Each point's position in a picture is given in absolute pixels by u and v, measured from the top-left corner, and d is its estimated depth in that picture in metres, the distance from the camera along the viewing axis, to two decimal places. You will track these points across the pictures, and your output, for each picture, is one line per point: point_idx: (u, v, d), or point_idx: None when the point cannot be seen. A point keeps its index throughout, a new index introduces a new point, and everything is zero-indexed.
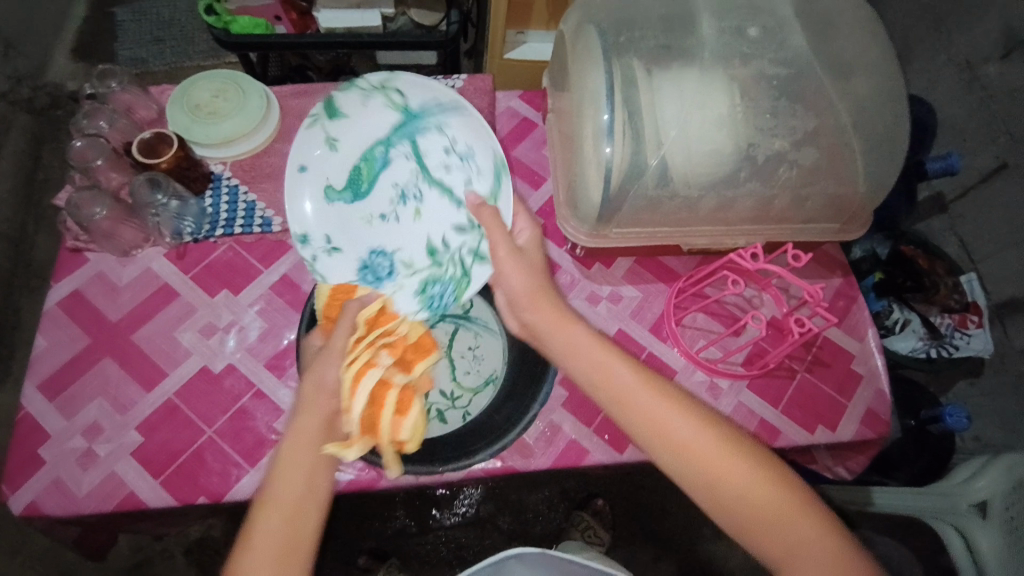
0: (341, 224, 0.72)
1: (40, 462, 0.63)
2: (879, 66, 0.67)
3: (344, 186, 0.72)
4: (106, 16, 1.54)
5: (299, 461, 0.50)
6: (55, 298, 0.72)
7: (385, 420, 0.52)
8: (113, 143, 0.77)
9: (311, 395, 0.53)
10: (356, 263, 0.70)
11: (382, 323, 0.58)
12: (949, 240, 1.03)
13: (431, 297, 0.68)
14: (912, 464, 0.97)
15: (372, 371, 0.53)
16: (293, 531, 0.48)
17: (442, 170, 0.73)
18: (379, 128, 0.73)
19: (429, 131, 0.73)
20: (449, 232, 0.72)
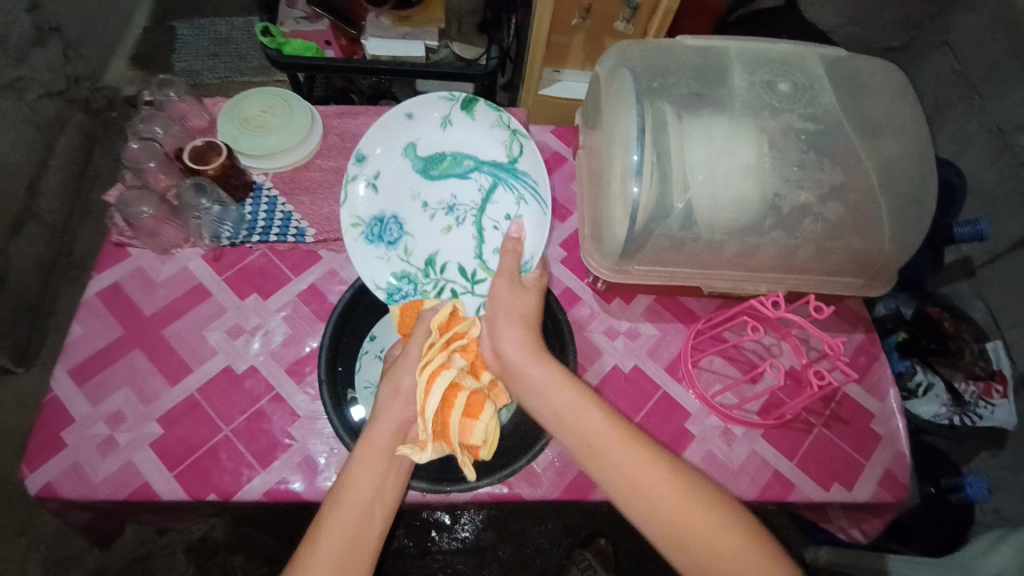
0: (391, 180, 0.77)
1: (62, 446, 0.65)
2: (909, 127, 0.68)
3: (420, 157, 0.78)
4: (168, 30, 1.64)
5: (373, 462, 0.53)
6: (95, 289, 0.75)
7: (454, 421, 0.55)
8: (167, 148, 0.82)
9: (388, 399, 0.57)
10: (375, 212, 0.76)
11: (454, 326, 0.61)
12: (975, 304, 1.01)
13: (397, 290, 0.72)
14: (930, 536, 0.94)
15: (445, 373, 0.56)
16: (360, 529, 0.50)
17: (489, 224, 0.77)
18: (482, 146, 0.79)
19: (507, 190, 0.77)
20: (453, 267, 0.75)
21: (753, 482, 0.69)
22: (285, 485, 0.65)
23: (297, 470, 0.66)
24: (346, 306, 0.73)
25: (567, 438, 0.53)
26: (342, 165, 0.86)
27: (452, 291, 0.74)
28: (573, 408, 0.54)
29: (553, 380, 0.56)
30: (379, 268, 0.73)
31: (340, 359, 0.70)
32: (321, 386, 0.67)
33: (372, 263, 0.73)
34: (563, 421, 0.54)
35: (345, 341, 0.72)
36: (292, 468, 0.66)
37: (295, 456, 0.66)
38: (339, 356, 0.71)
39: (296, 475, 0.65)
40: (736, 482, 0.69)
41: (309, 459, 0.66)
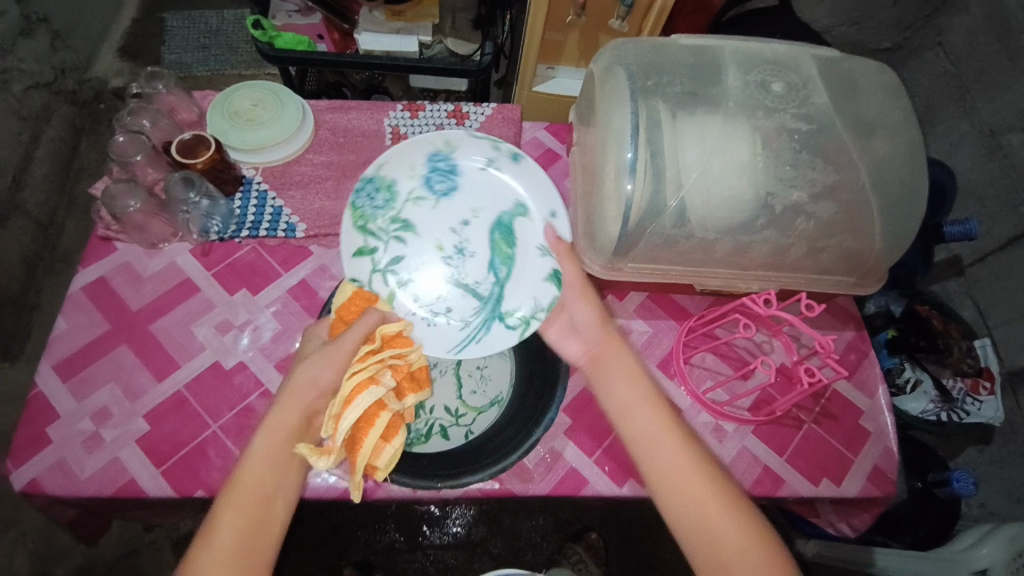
0: (487, 184, 0.77)
1: (47, 442, 0.64)
2: (902, 127, 0.68)
3: (507, 219, 0.75)
4: (157, 20, 1.61)
5: (273, 457, 0.51)
6: (80, 282, 0.74)
7: (368, 442, 0.53)
8: (155, 141, 0.81)
9: (301, 393, 0.54)
10: (462, 173, 0.77)
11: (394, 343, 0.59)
12: (964, 303, 1.02)
13: (375, 195, 0.74)
14: (916, 528, 0.96)
15: (372, 389, 0.53)
16: (258, 521, 0.49)
17: (442, 292, 0.72)
18: (521, 281, 0.72)
19: (471, 308, 0.71)
20: (396, 251, 0.73)
21: (742, 478, 0.69)
22: None
23: None
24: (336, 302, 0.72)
25: (624, 428, 0.58)
26: (334, 160, 0.85)
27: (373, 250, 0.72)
28: (641, 407, 0.58)
29: (628, 382, 0.60)
30: (399, 174, 0.76)
31: None
32: None
33: (405, 167, 0.76)
34: (627, 413, 0.58)
35: None
36: None
37: None
38: None
39: None
40: None
41: None
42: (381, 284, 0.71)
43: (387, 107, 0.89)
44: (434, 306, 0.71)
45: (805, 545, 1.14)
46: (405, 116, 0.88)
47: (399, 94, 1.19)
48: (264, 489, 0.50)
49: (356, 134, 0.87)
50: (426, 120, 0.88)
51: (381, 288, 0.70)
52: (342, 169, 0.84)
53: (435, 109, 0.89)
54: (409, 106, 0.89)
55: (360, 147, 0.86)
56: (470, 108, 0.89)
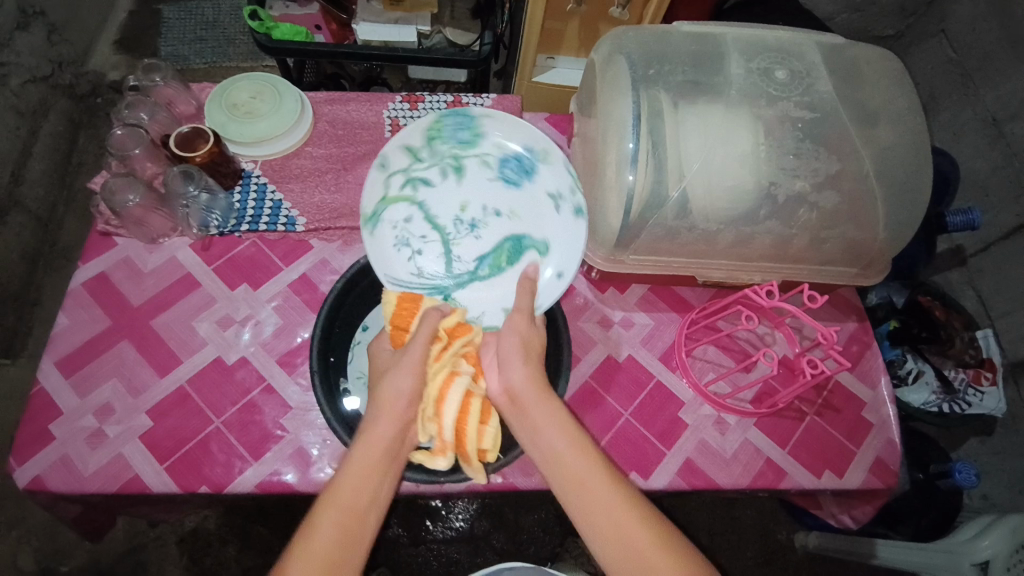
0: (539, 208, 0.72)
1: (50, 439, 0.64)
2: (905, 116, 0.68)
3: (527, 247, 0.70)
4: (154, 13, 1.60)
5: (371, 470, 0.49)
6: (81, 278, 0.74)
7: (472, 429, 0.53)
8: (153, 135, 0.80)
9: (390, 404, 0.52)
10: (532, 185, 0.73)
11: (461, 333, 0.59)
12: (966, 293, 1.02)
13: (456, 125, 0.76)
14: (918, 520, 0.96)
15: (458, 380, 0.54)
16: (355, 532, 0.47)
17: (426, 235, 0.71)
18: (484, 289, 0.69)
19: (427, 271, 0.69)
20: (433, 180, 0.73)
21: (744, 470, 0.69)
22: (278, 477, 0.64)
23: (289, 462, 0.65)
24: (337, 297, 0.72)
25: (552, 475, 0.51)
26: (333, 152, 0.84)
27: (416, 164, 0.74)
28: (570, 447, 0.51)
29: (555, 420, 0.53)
30: (492, 135, 0.76)
31: (331, 350, 0.70)
32: (313, 377, 0.66)
33: (501, 136, 0.75)
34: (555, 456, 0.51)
35: (337, 332, 0.71)
36: (285, 460, 0.65)
37: (287, 447, 0.66)
38: (330, 346, 0.70)
39: (289, 467, 0.65)
40: (728, 470, 0.69)
41: (302, 450, 0.66)
42: (394, 181, 0.73)
43: (386, 99, 0.88)
44: (410, 241, 0.70)
45: (806, 537, 1.14)
46: (405, 108, 0.88)
47: (399, 86, 1.19)
48: (363, 500, 0.48)
49: (355, 126, 0.86)
50: (427, 112, 0.87)
51: (397, 187, 0.72)
52: (342, 162, 0.84)
53: (435, 101, 0.88)
54: (408, 98, 0.88)
55: (360, 140, 0.86)
56: (470, 100, 0.89)
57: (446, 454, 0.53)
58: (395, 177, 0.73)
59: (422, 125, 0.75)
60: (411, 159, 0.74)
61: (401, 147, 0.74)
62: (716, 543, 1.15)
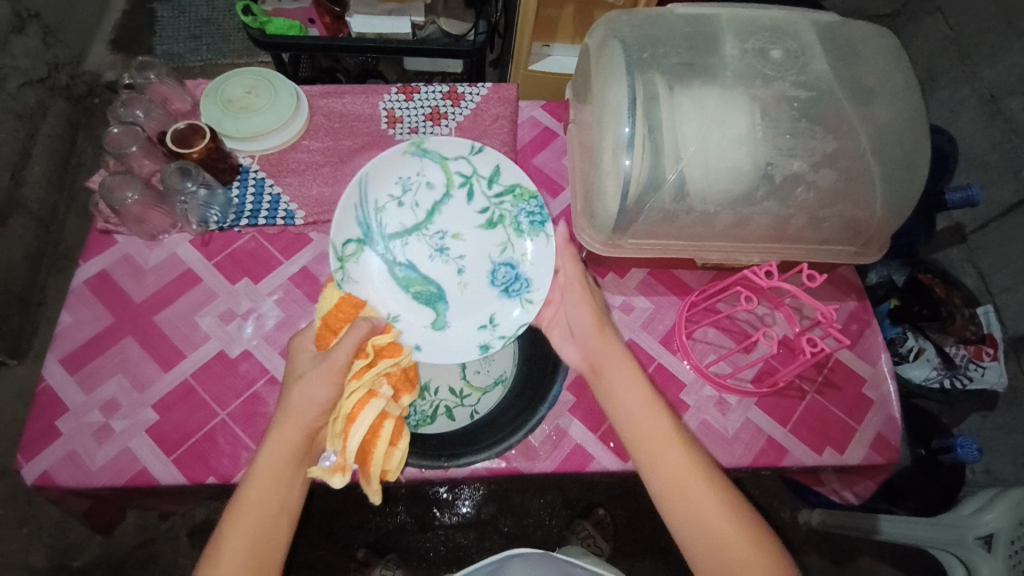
0: (474, 309, 0.72)
1: (58, 434, 0.65)
2: (902, 93, 0.68)
3: (432, 306, 0.72)
4: (147, 10, 1.60)
5: (276, 474, 0.52)
6: (83, 276, 0.74)
7: (378, 450, 0.55)
8: (149, 132, 0.80)
9: (301, 415, 0.54)
10: (496, 296, 0.72)
11: (390, 353, 0.60)
12: (967, 271, 1.03)
13: (535, 209, 0.73)
14: (922, 494, 0.97)
15: (373, 402, 0.55)
16: (266, 531, 0.50)
17: (415, 207, 0.75)
18: (377, 274, 0.72)
19: (382, 216, 0.74)
20: (475, 202, 0.75)
21: (746, 449, 0.70)
22: None
23: None
24: None
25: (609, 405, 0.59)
26: (330, 145, 0.84)
27: (486, 183, 0.75)
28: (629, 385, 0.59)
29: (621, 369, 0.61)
30: (532, 248, 0.73)
31: None
32: None
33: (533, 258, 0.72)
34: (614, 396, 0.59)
35: None
36: None
37: None
38: None
39: None
40: (729, 449, 0.70)
41: None
42: (461, 170, 0.75)
43: (381, 90, 0.88)
44: (407, 201, 0.75)
45: (810, 514, 1.14)
46: (400, 98, 0.87)
47: (394, 78, 1.18)
48: (274, 500, 0.51)
49: (350, 119, 0.86)
50: (422, 103, 0.87)
51: (453, 165, 0.75)
52: (339, 155, 0.84)
53: (431, 91, 0.88)
54: (404, 89, 0.88)
55: (356, 132, 0.86)
56: (465, 89, 0.88)
57: (344, 472, 0.52)
58: (462, 163, 0.75)
59: (524, 180, 0.74)
60: (489, 177, 0.75)
61: (496, 164, 0.74)
62: None
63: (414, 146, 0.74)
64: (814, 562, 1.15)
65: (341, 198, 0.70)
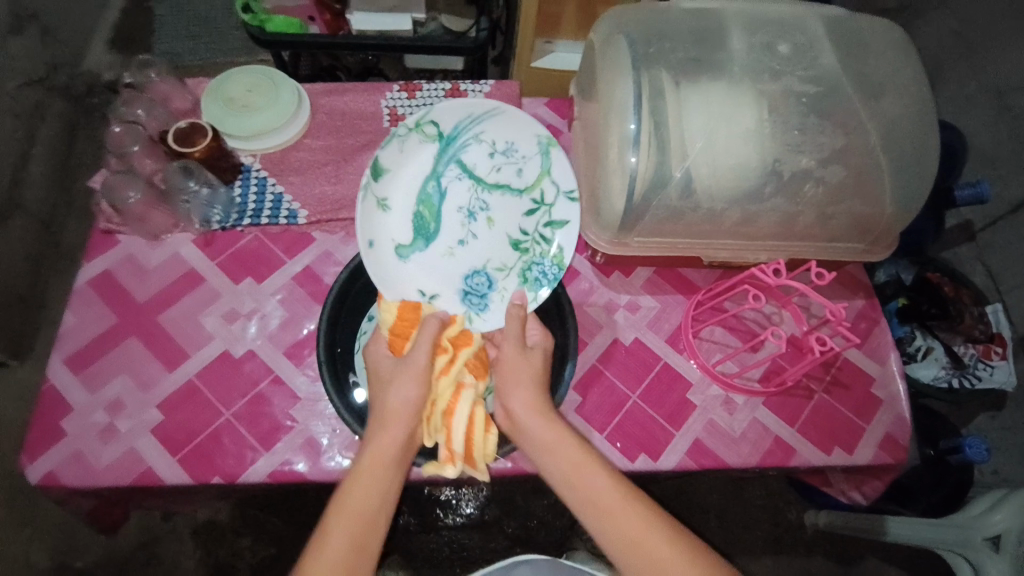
0: (436, 269, 0.72)
1: (61, 435, 0.65)
2: (912, 88, 0.67)
3: (419, 236, 0.73)
4: (146, 10, 1.59)
5: (377, 472, 0.51)
6: (87, 275, 0.74)
7: (477, 439, 0.56)
8: (151, 131, 0.80)
9: (398, 414, 0.54)
10: (457, 293, 0.71)
11: (464, 342, 0.60)
12: (975, 268, 1.02)
13: (539, 281, 0.71)
14: (930, 495, 0.96)
15: (466, 393, 0.57)
16: (363, 548, 0.48)
17: (496, 168, 0.75)
18: (406, 177, 0.74)
19: (470, 144, 0.75)
20: (523, 222, 0.74)
21: (753, 448, 0.69)
22: (290, 467, 0.65)
23: (300, 451, 0.66)
24: (342, 287, 0.72)
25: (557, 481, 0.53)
26: (333, 144, 0.84)
27: (543, 222, 0.73)
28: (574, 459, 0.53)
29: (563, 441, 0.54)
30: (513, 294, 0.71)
31: (339, 341, 0.70)
32: (320, 367, 0.66)
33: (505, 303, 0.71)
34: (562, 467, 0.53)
35: (344, 321, 0.71)
36: (296, 450, 0.66)
37: (297, 438, 0.66)
38: (338, 337, 0.70)
39: (301, 456, 0.65)
40: (737, 449, 0.69)
41: (312, 440, 0.66)
42: (545, 190, 0.74)
43: (384, 88, 0.87)
44: (498, 158, 0.75)
45: (817, 516, 1.14)
46: (402, 96, 0.87)
47: (395, 77, 1.18)
48: (372, 507, 0.50)
49: (353, 117, 0.86)
50: (424, 100, 0.87)
51: (548, 183, 0.73)
52: (342, 153, 0.83)
53: (434, 89, 0.88)
54: (406, 87, 0.88)
55: (359, 131, 0.85)
56: (468, 87, 0.88)
57: (456, 463, 0.55)
58: (554, 194, 0.73)
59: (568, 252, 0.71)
60: (549, 220, 0.73)
61: (564, 221, 0.73)
62: (725, 522, 1.16)
63: (544, 139, 0.74)
64: (820, 564, 1.14)
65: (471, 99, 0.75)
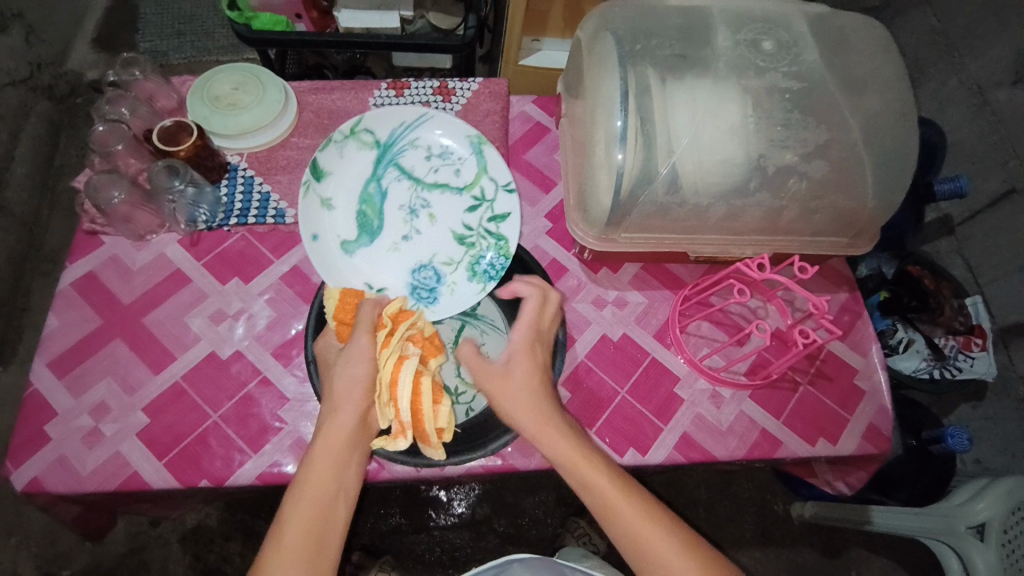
0: (381, 266, 0.73)
1: (46, 439, 0.64)
2: (893, 85, 0.68)
3: (361, 233, 0.74)
4: (128, 8, 1.57)
5: (330, 458, 0.52)
6: (69, 278, 0.73)
7: (425, 408, 0.56)
8: (134, 130, 0.79)
9: (347, 395, 0.55)
10: (404, 286, 0.72)
11: (405, 317, 0.59)
12: (955, 262, 1.04)
13: (485, 272, 0.72)
14: (912, 485, 0.98)
15: (408, 362, 0.56)
16: (324, 530, 0.49)
17: (434, 170, 0.77)
18: (347, 178, 0.76)
19: (406, 149, 0.78)
20: (466, 217, 0.76)
21: (740, 441, 0.70)
22: (279, 468, 0.64)
23: (289, 452, 0.65)
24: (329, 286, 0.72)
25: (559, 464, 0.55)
26: (320, 142, 0.84)
27: (484, 216, 0.75)
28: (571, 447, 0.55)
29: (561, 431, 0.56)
30: (463, 285, 0.72)
31: None
32: (309, 366, 0.66)
33: (455, 294, 0.72)
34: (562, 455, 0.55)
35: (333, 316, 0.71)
36: (285, 450, 0.65)
37: (286, 438, 0.66)
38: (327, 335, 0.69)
39: (290, 457, 0.65)
40: (724, 442, 0.70)
41: (301, 440, 0.66)
42: (484, 187, 0.76)
43: (371, 86, 0.87)
44: (434, 160, 0.78)
45: (802, 507, 1.15)
46: (390, 94, 0.87)
47: (382, 75, 1.18)
48: (327, 489, 0.50)
49: (340, 115, 0.86)
50: (412, 98, 0.87)
51: (487, 179, 0.76)
52: None
53: (421, 87, 0.87)
54: (394, 85, 0.87)
55: None
56: (455, 85, 0.88)
57: (406, 433, 0.55)
58: (493, 189, 0.76)
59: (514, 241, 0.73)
60: (491, 213, 0.75)
61: (507, 212, 0.74)
62: (714, 516, 1.17)
63: (474, 138, 0.77)
64: (808, 556, 1.16)
65: (401, 107, 0.78)
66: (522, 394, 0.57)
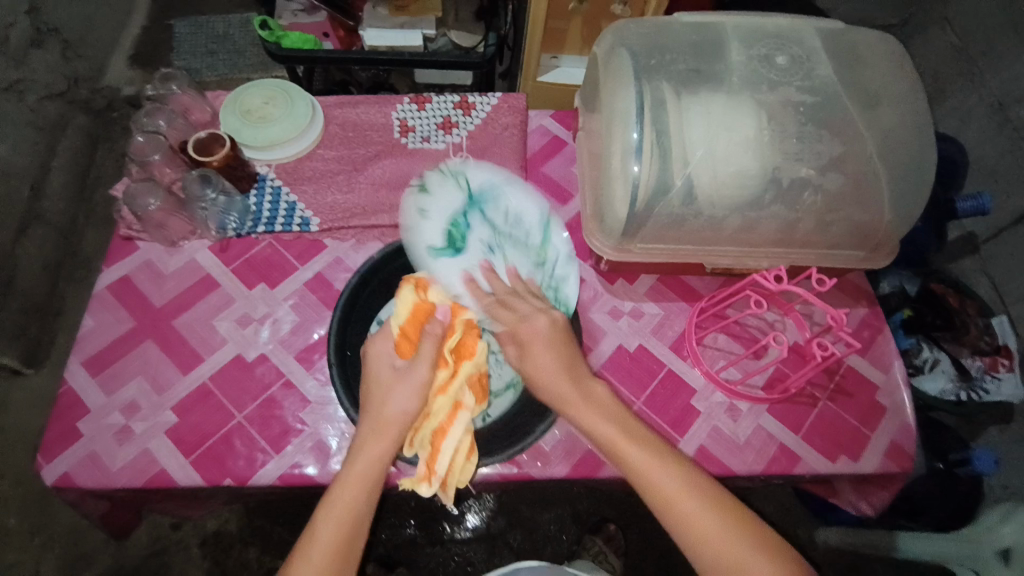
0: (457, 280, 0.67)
1: (79, 435, 0.66)
2: (908, 99, 0.68)
3: (446, 247, 0.70)
4: (165, 27, 1.66)
5: (364, 481, 0.53)
6: (105, 282, 0.76)
7: (457, 464, 0.59)
8: (170, 141, 0.83)
9: (394, 426, 0.56)
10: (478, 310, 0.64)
11: (467, 356, 0.61)
12: (980, 280, 1.02)
13: None
14: (938, 509, 0.96)
15: (461, 416, 0.59)
16: (350, 541, 0.51)
17: (512, 222, 0.73)
18: (442, 200, 0.73)
19: (493, 199, 0.74)
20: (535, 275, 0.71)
21: (757, 456, 0.70)
22: (299, 469, 0.66)
23: (310, 454, 0.67)
24: (351, 294, 0.74)
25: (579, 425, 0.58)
26: (344, 154, 0.87)
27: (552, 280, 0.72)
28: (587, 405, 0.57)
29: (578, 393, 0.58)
30: None
31: (349, 344, 0.71)
32: (331, 369, 0.68)
33: None
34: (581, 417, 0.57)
35: (355, 320, 0.72)
36: (306, 452, 0.67)
37: (307, 441, 0.67)
38: (348, 341, 0.71)
39: (310, 459, 0.67)
40: (741, 456, 0.70)
41: (322, 443, 0.67)
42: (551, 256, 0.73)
43: (394, 100, 0.90)
44: (515, 216, 0.74)
45: (829, 532, 1.12)
46: (412, 108, 0.90)
47: (405, 90, 1.21)
48: (356, 505, 0.52)
49: (364, 128, 0.89)
50: (433, 112, 0.90)
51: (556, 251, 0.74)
52: (353, 163, 0.86)
53: (442, 102, 0.90)
54: (416, 99, 0.90)
55: (369, 141, 0.88)
56: (476, 99, 0.90)
57: (433, 483, 0.58)
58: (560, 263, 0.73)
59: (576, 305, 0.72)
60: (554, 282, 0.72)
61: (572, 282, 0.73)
62: None
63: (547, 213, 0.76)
64: None
65: (496, 167, 0.77)
66: (549, 367, 0.59)
